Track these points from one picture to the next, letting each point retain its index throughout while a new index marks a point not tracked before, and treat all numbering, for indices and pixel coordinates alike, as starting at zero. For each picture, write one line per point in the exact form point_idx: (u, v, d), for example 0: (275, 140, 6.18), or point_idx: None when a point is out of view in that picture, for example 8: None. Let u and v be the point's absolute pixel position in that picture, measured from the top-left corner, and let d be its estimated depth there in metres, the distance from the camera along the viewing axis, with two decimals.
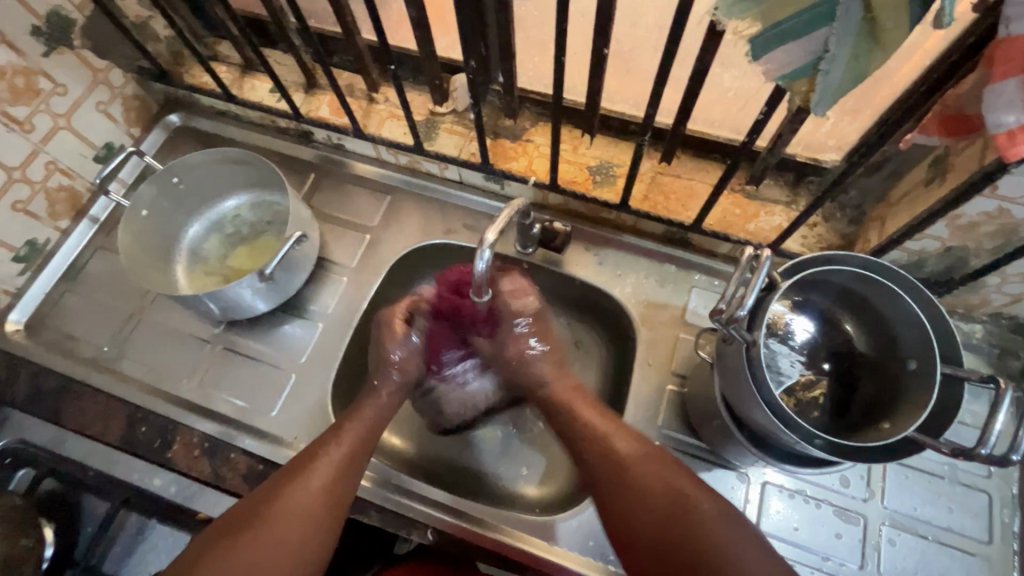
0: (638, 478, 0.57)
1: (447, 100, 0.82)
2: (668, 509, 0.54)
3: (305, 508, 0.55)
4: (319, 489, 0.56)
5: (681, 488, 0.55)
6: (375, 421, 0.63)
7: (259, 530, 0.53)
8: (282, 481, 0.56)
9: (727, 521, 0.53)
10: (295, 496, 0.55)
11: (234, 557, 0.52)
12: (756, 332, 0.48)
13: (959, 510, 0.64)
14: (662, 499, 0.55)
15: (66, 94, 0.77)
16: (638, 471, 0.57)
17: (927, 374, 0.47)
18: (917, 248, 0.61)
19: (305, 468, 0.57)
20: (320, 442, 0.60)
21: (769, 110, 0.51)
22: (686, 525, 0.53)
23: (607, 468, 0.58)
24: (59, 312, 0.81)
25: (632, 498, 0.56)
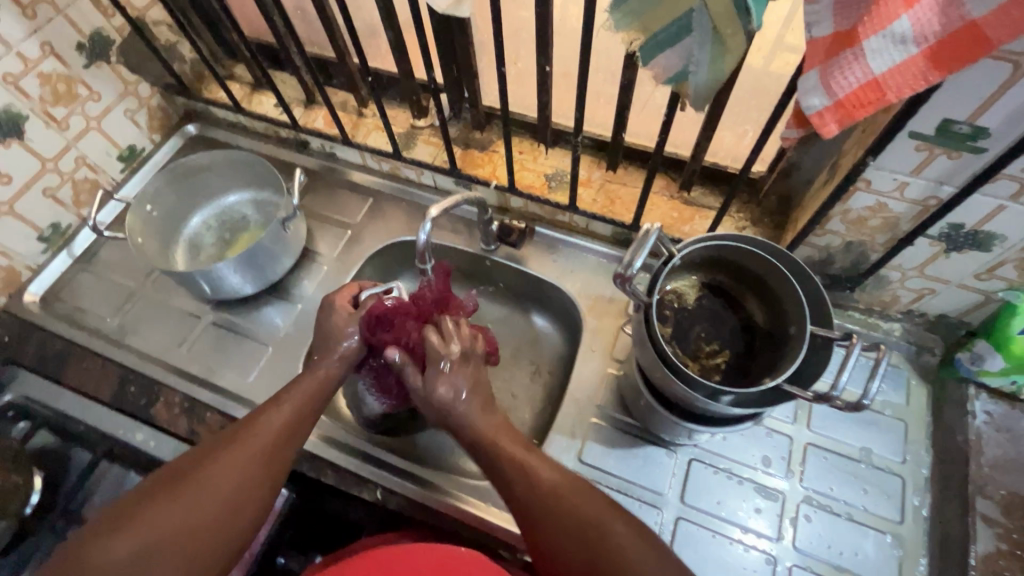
0: (550, 489, 0.56)
1: (426, 116, 0.93)
2: (571, 512, 0.54)
3: (227, 480, 0.55)
4: (247, 463, 0.57)
5: (589, 494, 0.55)
6: (316, 389, 0.65)
7: (179, 497, 0.53)
8: (210, 454, 0.57)
9: (626, 522, 0.53)
10: (221, 468, 0.56)
11: (170, 502, 0.53)
12: (653, 295, 0.56)
13: (873, 492, 0.68)
14: (571, 507, 0.54)
15: (99, 100, 0.90)
16: (541, 475, 0.57)
17: (802, 335, 0.53)
18: (823, 244, 0.69)
19: (236, 442, 0.58)
20: (250, 419, 0.61)
21: (674, 114, 0.60)
22: (591, 528, 0.52)
23: (525, 481, 0.57)
24: (72, 288, 0.91)
25: (550, 508, 0.54)
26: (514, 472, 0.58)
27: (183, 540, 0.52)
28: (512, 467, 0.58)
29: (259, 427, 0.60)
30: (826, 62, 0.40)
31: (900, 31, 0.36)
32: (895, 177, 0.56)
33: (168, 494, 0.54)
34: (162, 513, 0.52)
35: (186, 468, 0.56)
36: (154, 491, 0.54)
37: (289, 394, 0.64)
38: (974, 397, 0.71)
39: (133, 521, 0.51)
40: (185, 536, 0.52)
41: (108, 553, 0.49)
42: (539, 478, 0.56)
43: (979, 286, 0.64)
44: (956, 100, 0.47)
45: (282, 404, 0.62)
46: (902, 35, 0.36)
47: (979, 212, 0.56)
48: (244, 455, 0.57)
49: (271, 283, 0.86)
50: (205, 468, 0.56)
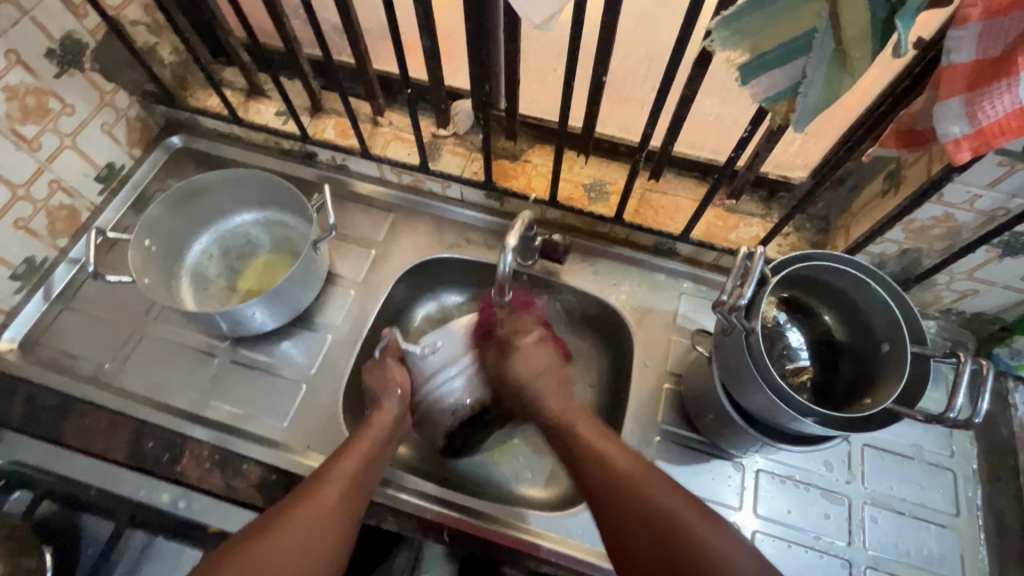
0: (648, 503, 0.54)
1: (450, 124, 0.87)
2: (676, 528, 0.52)
3: (344, 486, 0.58)
4: (348, 488, 0.59)
5: (696, 511, 0.53)
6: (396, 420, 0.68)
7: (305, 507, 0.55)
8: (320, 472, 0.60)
9: (724, 532, 0.51)
10: (336, 475, 0.59)
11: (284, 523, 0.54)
12: (753, 320, 0.54)
13: (930, 487, 0.71)
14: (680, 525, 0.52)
15: (74, 114, 0.78)
16: (642, 491, 0.55)
17: (900, 353, 0.53)
18: (877, 252, 0.70)
19: (338, 457, 0.61)
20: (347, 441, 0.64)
21: (753, 129, 0.59)
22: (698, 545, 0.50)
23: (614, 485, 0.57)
24: (56, 330, 0.79)
25: (644, 520, 0.53)
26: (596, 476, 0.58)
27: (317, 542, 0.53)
28: (603, 484, 0.57)
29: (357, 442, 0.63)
30: (972, 90, 0.39)
31: None
32: (969, 190, 0.57)
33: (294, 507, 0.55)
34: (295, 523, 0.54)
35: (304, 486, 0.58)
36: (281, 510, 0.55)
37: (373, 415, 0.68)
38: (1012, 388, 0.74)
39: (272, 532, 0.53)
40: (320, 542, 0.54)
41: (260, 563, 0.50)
42: (639, 495, 0.55)
43: None
44: None
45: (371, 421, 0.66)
46: None
47: None
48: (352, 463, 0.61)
49: (297, 314, 0.79)
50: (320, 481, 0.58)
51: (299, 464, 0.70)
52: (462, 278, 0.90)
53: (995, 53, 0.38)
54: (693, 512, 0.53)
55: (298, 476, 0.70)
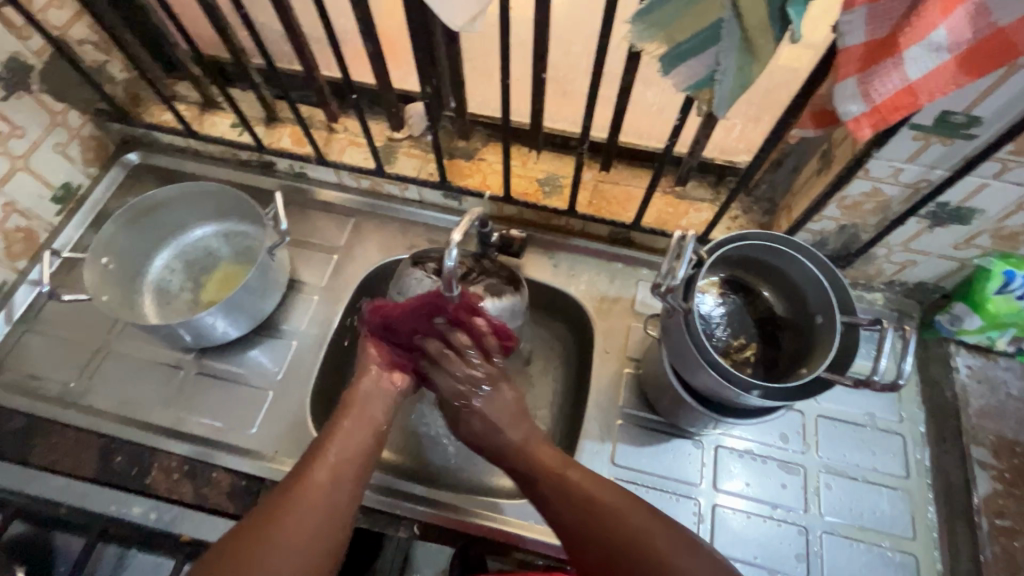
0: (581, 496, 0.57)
1: (404, 127, 0.89)
2: (609, 522, 0.54)
3: (353, 435, 0.62)
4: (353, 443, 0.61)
5: (632, 504, 0.56)
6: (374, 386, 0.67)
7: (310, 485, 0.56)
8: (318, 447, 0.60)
9: (663, 526, 0.54)
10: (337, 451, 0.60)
11: (304, 494, 0.55)
12: (690, 300, 0.57)
13: (881, 452, 0.74)
14: (611, 520, 0.54)
15: (25, 136, 0.78)
16: (577, 491, 0.58)
17: (832, 323, 0.56)
18: (818, 229, 0.73)
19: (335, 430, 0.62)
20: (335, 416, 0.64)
21: (683, 117, 0.61)
22: (626, 535, 0.53)
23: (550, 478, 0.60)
24: (20, 352, 0.79)
25: (581, 519, 0.56)
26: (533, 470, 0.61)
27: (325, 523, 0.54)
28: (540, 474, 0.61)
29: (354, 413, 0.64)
30: (864, 70, 0.42)
31: (936, 40, 0.38)
32: (891, 164, 0.60)
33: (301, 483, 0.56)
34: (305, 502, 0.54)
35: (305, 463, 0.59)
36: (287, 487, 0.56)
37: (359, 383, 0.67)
38: (955, 353, 0.77)
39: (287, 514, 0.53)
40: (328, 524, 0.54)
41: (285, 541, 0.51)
42: (573, 489, 0.58)
43: (957, 255, 0.70)
44: (958, 95, 0.50)
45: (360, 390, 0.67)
46: (937, 43, 0.38)
47: (965, 189, 0.60)
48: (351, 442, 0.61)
49: (260, 321, 0.80)
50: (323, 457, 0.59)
51: (268, 469, 0.71)
52: None
53: (882, 34, 0.40)
54: (630, 506, 0.55)
55: (267, 481, 0.70)
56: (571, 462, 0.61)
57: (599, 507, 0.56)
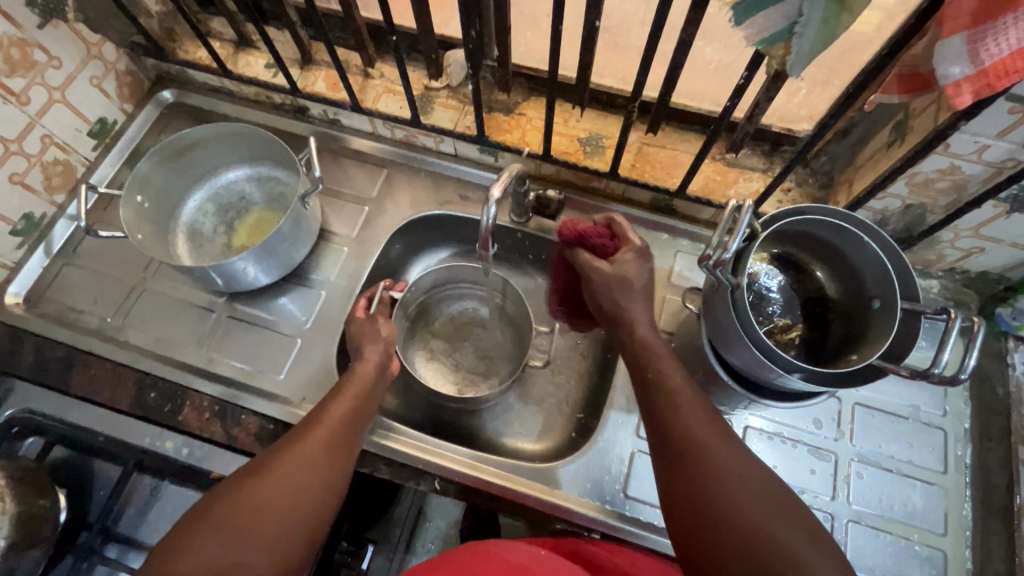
0: (736, 487, 0.49)
1: (442, 75, 0.85)
2: (758, 523, 0.47)
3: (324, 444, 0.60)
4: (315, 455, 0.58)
5: (787, 510, 0.48)
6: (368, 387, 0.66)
7: (257, 490, 0.54)
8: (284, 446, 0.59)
9: (818, 546, 0.46)
10: (294, 459, 0.57)
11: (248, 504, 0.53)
12: (740, 276, 0.54)
13: (919, 445, 0.71)
14: (764, 526, 0.47)
15: (61, 67, 0.77)
16: (717, 470, 0.50)
17: (891, 310, 0.52)
18: (880, 207, 0.68)
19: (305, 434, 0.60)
20: (315, 414, 0.62)
21: (750, 75, 0.56)
22: (770, 546, 0.46)
23: (707, 449, 0.52)
24: (59, 284, 0.81)
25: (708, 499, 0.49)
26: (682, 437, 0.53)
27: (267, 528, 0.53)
28: (688, 444, 0.52)
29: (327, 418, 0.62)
30: (976, 25, 0.39)
31: None
32: (977, 140, 0.54)
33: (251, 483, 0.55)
34: (236, 508, 0.53)
35: (265, 460, 0.58)
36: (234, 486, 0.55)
37: (348, 385, 0.65)
38: (1013, 349, 0.73)
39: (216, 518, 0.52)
40: (268, 531, 0.53)
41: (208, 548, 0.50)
42: (726, 478, 0.50)
43: None
44: None
45: (344, 393, 0.64)
46: None
47: None
48: (312, 451, 0.59)
49: (291, 269, 0.80)
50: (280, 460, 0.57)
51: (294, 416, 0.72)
52: (456, 236, 0.90)
53: None
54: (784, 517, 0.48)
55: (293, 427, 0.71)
56: (719, 431, 0.53)
57: (748, 498, 0.48)
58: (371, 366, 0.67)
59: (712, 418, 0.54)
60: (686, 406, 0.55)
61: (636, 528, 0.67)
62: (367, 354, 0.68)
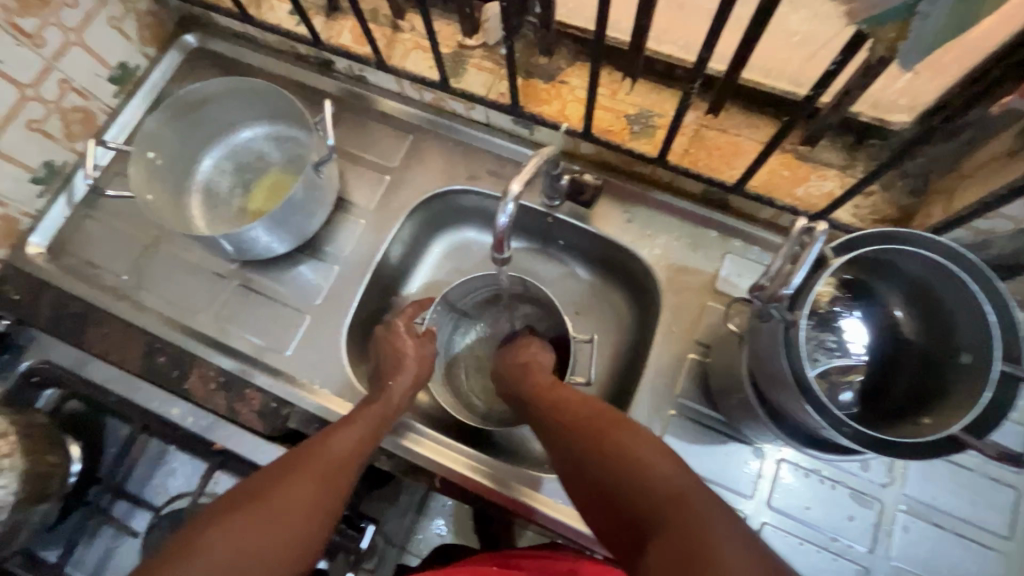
0: (624, 451, 0.48)
1: (478, 32, 0.75)
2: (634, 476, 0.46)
3: (335, 468, 0.55)
4: (320, 479, 0.54)
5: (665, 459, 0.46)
6: (382, 418, 0.61)
7: (237, 525, 0.49)
8: (275, 475, 0.53)
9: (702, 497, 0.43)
10: (286, 494, 0.52)
11: (245, 522, 0.49)
12: (798, 312, 0.45)
13: (983, 504, 0.62)
14: (637, 474, 0.46)
15: (77, 6, 0.72)
16: (627, 441, 0.49)
17: (983, 370, 0.42)
18: (985, 227, 0.55)
19: (301, 466, 0.54)
20: (325, 431, 0.58)
21: (843, 60, 0.45)
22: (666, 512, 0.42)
23: (586, 430, 0.53)
24: (80, 236, 0.80)
25: (608, 467, 0.48)
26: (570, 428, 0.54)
27: (256, 554, 0.48)
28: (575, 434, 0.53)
29: (327, 450, 0.56)
30: None
31: None
32: None
33: (249, 502, 0.51)
34: (210, 543, 0.48)
35: (252, 489, 0.52)
36: (216, 513, 0.50)
37: (360, 413, 0.60)
38: None
39: (185, 553, 0.47)
40: (255, 562, 0.48)
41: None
42: (606, 439, 0.50)
43: None
44: None
45: (350, 426, 0.59)
46: None
47: None
48: (307, 485, 0.53)
49: (305, 240, 0.75)
50: (269, 492, 0.52)
51: (298, 396, 0.70)
52: (482, 214, 0.83)
53: None
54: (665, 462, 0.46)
55: (297, 406, 0.70)
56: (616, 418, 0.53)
57: (646, 472, 0.45)
58: (391, 398, 0.63)
59: (599, 406, 0.55)
60: (568, 404, 0.57)
61: None
62: (389, 391, 0.63)
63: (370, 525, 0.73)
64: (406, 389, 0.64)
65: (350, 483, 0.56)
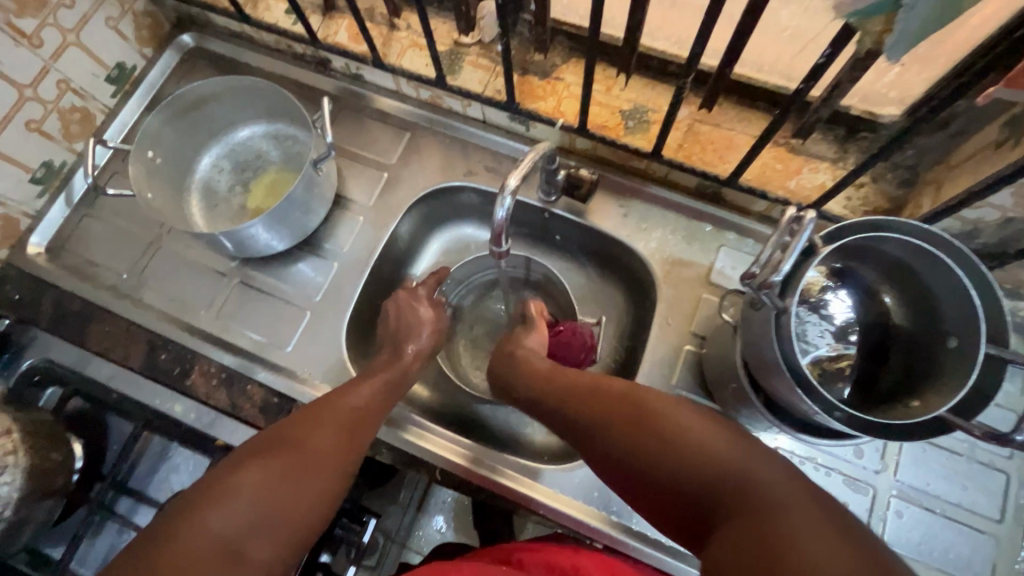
0: (663, 422, 0.46)
1: (474, 30, 0.76)
2: (671, 450, 0.44)
3: (356, 421, 0.56)
4: (342, 430, 0.55)
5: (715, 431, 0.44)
6: (397, 381, 0.62)
7: (275, 464, 0.49)
8: (302, 420, 0.54)
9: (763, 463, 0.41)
10: (319, 438, 0.53)
11: (276, 467, 0.49)
12: (791, 300, 0.46)
13: (974, 488, 0.63)
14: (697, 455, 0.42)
15: (74, 7, 0.73)
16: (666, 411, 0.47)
17: (969, 353, 0.44)
18: (973, 217, 0.57)
19: (324, 413, 0.55)
20: (342, 387, 0.59)
21: (832, 54, 0.46)
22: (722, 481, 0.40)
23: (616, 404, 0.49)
24: (80, 235, 0.80)
25: (646, 439, 0.46)
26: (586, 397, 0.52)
27: (286, 498, 0.48)
28: (594, 406, 0.51)
29: (347, 403, 0.57)
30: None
31: None
32: None
33: (276, 450, 0.51)
34: (248, 481, 0.47)
35: (283, 435, 0.52)
36: (244, 459, 0.50)
37: (375, 373, 0.62)
38: None
39: (222, 491, 0.46)
40: (287, 505, 0.48)
41: (217, 523, 0.44)
42: (646, 415, 0.47)
43: None
44: None
45: (370, 380, 0.61)
46: None
47: None
48: (331, 435, 0.54)
49: (304, 237, 0.76)
50: (300, 438, 0.52)
51: (299, 391, 0.71)
52: (479, 209, 0.84)
53: None
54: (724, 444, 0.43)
55: (297, 401, 0.70)
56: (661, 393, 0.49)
57: (693, 444, 0.43)
58: (407, 367, 0.64)
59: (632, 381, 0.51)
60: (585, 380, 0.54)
61: (639, 543, 0.63)
62: (406, 356, 0.64)
63: (372, 518, 0.73)
64: (419, 352, 0.66)
65: (372, 432, 0.58)
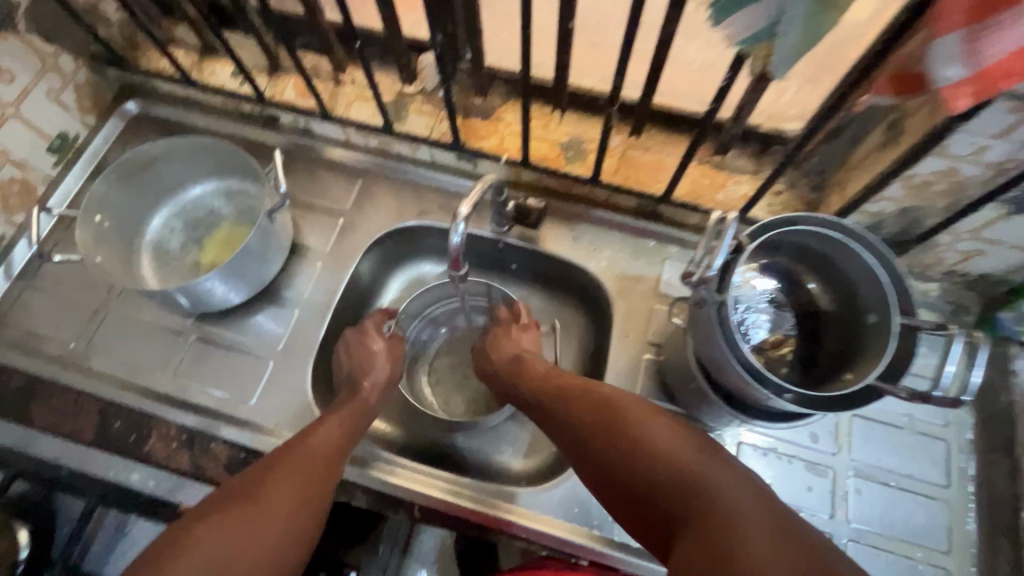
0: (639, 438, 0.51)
1: (415, 80, 0.81)
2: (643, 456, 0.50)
3: (312, 460, 0.58)
4: (306, 472, 0.56)
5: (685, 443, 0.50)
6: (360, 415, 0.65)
7: (240, 514, 0.51)
8: (260, 476, 0.55)
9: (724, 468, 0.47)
10: (275, 490, 0.54)
11: (238, 516, 0.50)
12: (726, 291, 0.51)
13: (920, 458, 0.68)
14: (652, 456, 0.49)
15: (13, 81, 0.73)
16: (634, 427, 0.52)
17: (887, 324, 0.49)
18: (875, 211, 0.64)
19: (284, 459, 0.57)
20: (305, 431, 0.61)
21: (732, 76, 0.52)
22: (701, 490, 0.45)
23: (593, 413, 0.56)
24: (21, 309, 0.77)
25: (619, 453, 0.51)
26: (574, 408, 0.57)
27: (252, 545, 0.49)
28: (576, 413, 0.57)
29: (309, 445, 0.59)
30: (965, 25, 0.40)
31: None
32: (975, 141, 0.51)
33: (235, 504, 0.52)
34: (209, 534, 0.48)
35: (240, 488, 0.53)
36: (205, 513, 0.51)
37: (338, 411, 0.64)
38: None
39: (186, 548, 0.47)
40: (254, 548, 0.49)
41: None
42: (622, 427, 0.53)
43: None
44: None
45: (327, 422, 0.62)
46: None
47: None
48: (292, 479, 0.55)
49: (262, 287, 0.76)
50: (261, 486, 0.54)
51: (265, 443, 0.69)
52: (435, 246, 0.86)
53: None
54: (679, 442, 0.50)
55: (265, 453, 0.68)
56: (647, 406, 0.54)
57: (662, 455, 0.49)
58: (367, 399, 0.67)
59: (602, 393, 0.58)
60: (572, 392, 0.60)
61: (624, 554, 0.64)
62: (366, 391, 0.67)
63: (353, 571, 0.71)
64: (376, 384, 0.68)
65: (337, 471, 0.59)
